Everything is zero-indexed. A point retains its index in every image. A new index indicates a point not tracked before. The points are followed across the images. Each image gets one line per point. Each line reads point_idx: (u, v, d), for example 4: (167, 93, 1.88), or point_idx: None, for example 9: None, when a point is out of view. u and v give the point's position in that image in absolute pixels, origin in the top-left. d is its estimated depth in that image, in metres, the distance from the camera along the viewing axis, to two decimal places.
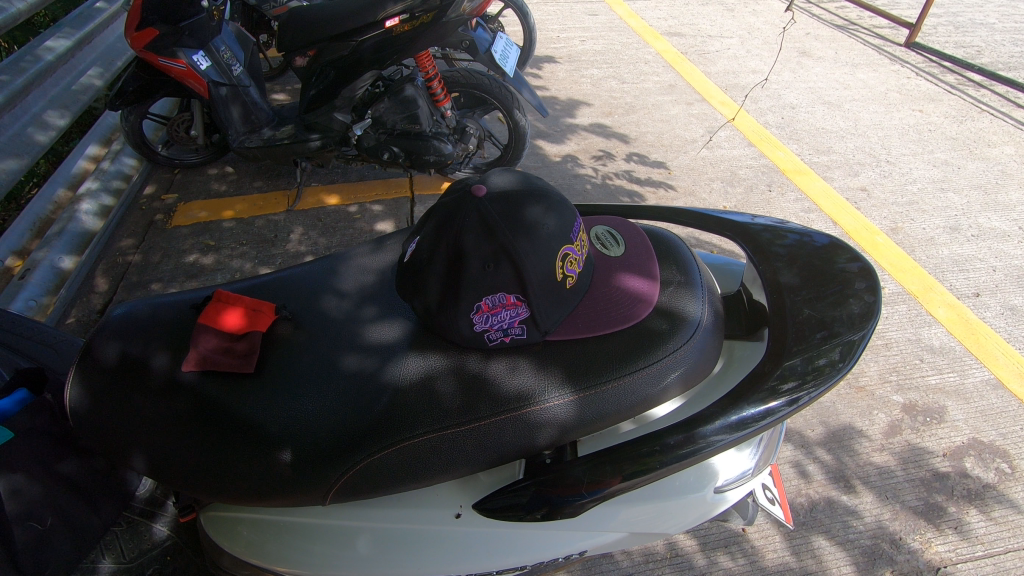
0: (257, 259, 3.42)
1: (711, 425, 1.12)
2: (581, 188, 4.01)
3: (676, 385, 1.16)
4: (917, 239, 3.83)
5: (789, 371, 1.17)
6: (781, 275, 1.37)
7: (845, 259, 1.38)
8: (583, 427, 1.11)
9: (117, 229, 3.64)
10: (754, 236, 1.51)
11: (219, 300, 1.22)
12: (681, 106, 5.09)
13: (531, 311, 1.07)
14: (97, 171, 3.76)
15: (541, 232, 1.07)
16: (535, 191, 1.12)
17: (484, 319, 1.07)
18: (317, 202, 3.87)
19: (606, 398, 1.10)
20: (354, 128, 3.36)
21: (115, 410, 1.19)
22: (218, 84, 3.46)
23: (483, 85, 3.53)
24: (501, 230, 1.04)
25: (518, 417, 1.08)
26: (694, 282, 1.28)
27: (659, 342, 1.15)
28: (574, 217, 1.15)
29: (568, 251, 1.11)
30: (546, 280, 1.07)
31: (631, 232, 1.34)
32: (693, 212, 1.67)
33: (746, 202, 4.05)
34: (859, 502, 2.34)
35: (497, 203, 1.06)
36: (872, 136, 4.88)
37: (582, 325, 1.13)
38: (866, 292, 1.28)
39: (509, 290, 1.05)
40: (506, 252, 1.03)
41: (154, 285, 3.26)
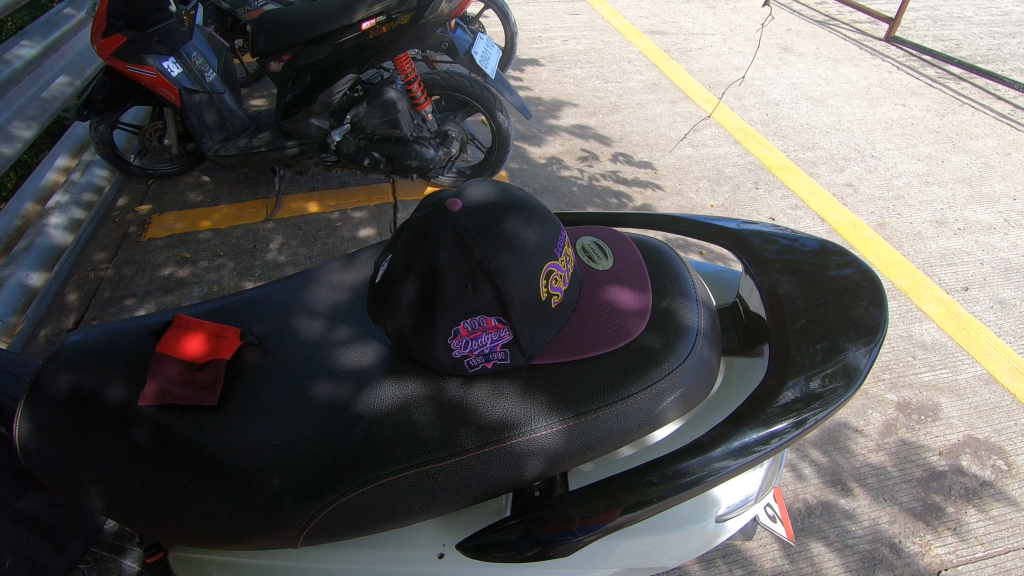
0: (235, 270, 3.32)
1: (712, 453, 1.05)
2: (567, 189, 3.95)
3: (673, 409, 1.08)
4: (905, 234, 3.82)
5: (792, 392, 1.11)
6: (779, 286, 1.30)
7: (837, 265, 1.32)
8: (575, 456, 1.03)
9: (89, 242, 3.52)
10: (747, 244, 1.44)
11: (180, 325, 1.14)
12: (666, 105, 5.05)
13: (514, 334, 1.00)
14: (68, 183, 3.65)
15: (522, 248, 0.99)
16: (515, 202, 1.05)
17: (462, 344, 1.00)
18: (297, 210, 3.76)
19: (598, 425, 1.03)
20: (333, 134, 3.27)
21: (66, 445, 1.10)
22: (191, 92, 3.35)
23: (464, 87, 3.44)
24: (478, 247, 0.96)
25: (503, 447, 1.00)
26: (690, 296, 1.21)
27: (654, 361, 1.08)
28: (559, 230, 1.09)
29: (553, 267, 1.04)
30: (529, 300, 0.99)
31: (619, 242, 1.27)
32: (682, 220, 1.60)
33: (733, 199, 4.01)
34: (856, 505, 2.30)
35: (474, 217, 0.99)
36: (856, 131, 4.88)
37: (569, 347, 1.06)
38: (873, 303, 1.22)
39: (489, 313, 0.97)
40: (485, 271, 0.96)
41: (128, 300, 3.15)
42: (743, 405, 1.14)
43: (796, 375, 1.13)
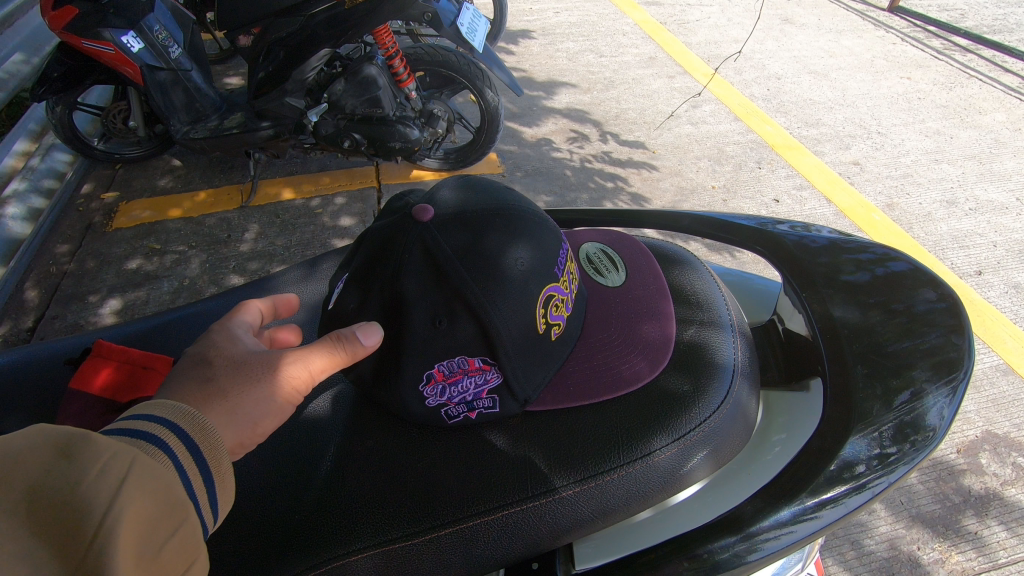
0: (208, 263, 3.09)
1: (757, 526, 0.94)
2: (560, 172, 3.73)
3: (702, 468, 0.93)
4: (914, 215, 3.64)
5: (854, 449, 0.97)
6: (834, 307, 1.14)
7: (915, 285, 1.16)
8: (585, 526, 0.88)
9: (51, 233, 3.28)
10: (791, 254, 1.27)
11: (99, 354, 0.96)
12: (663, 80, 4.81)
13: (504, 376, 0.85)
14: (26, 169, 3.41)
15: (511, 272, 0.84)
16: (503, 211, 0.88)
17: (438, 390, 0.86)
18: (273, 196, 3.53)
19: (612, 491, 0.87)
20: (309, 115, 3.02)
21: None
22: (155, 69, 3.07)
23: (450, 62, 3.18)
24: (458, 273, 0.80)
25: (494, 519, 0.84)
26: (721, 323, 1.09)
27: (681, 410, 0.93)
28: (557, 244, 0.94)
29: (553, 292, 0.91)
30: (522, 336, 0.85)
31: (633, 256, 1.16)
32: (705, 219, 1.44)
33: (735, 180, 3.81)
34: (872, 511, 2.16)
35: (455, 234, 0.83)
36: (861, 106, 4.66)
37: (573, 391, 0.93)
38: (954, 332, 1.08)
39: (472, 353, 0.83)
40: (468, 305, 0.81)
41: (92, 297, 2.91)
42: (790, 465, 1.00)
43: (861, 429, 0.99)
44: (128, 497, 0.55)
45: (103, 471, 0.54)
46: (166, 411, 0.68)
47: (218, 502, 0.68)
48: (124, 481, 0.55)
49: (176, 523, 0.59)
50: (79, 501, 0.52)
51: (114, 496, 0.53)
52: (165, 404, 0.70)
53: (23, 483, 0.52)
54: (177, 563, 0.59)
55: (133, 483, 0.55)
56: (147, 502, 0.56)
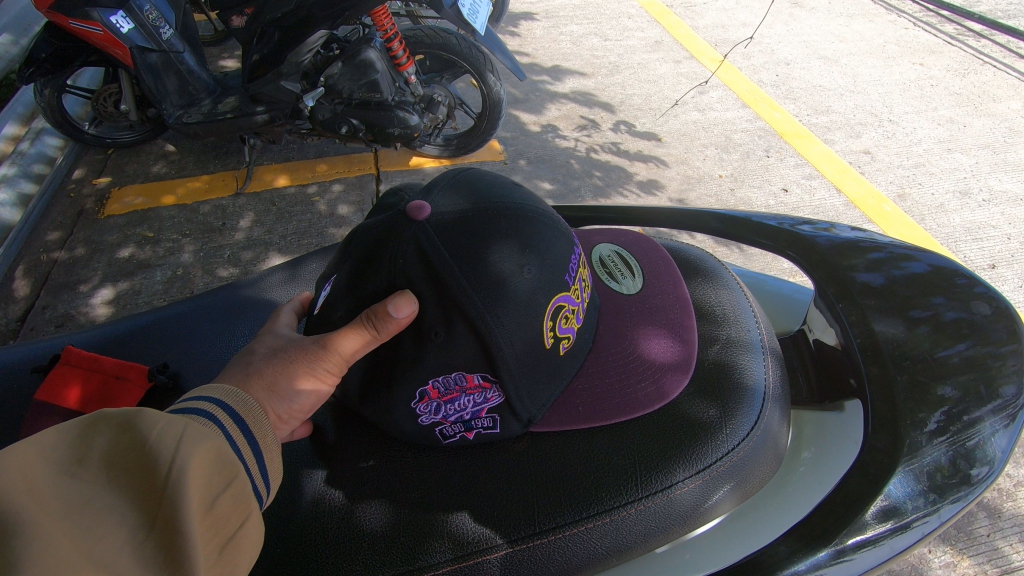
0: (202, 251, 3.01)
1: (790, 567, 0.91)
2: (564, 160, 3.63)
3: (726, 501, 0.92)
4: (927, 206, 3.55)
5: (909, 487, 0.96)
6: (874, 322, 1.10)
7: (966, 300, 1.16)
8: (600, 562, 0.86)
9: (42, 219, 3.20)
10: (823, 260, 1.24)
11: (68, 362, 0.91)
12: (669, 65, 4.68)
13: (505, 396, 0.84)
14: (15, 153, 3.31)
15: (516, 286, 0.80)
16: (508, 215, 0.83)
17: (430, 407, 0.85)
18: (269, 182, 3.44)
19: (629, 525, 0.85)
20: (305, 99, 2.91)
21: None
22: (146, 51, 2.95)
23: (451, 45, 3.08)
24: (461, 287, 0.77)
25: (509, 554, 0.82)
26: (752, 343, 1.07)
27: (704, 441, 0.91)
28: (566, 249, 0.90)
29: (563, 303, 0.87)
30: (528, 351, 0.82)
31: (651, 262, 1.17)
32: (733, 219, 1.39)
33: (743, 168, 3.71)
34: None
35: (458, 244, 0.78)
36: (872, 93, 4.54)
37: (581, 412, 0.92)
38: (1010, 353, 1.10)
39: (471, 370, 0.81)
40: (472, 322, 0.77)
41: (83, 286, 2.82)
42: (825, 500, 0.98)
43: (921, 462, 0.97)
44: (189, 454, 0.60)
45: (164, 434, 0.60)
46: (212, 393, 0.75)
47: (268, 470, 0.75)
48: (183, 441, 0.60)
49: (229, 480, 0.64)
50: (148, 461, 0.58)
51: (177, 453, 0.59)
52: (224, 390, 0.77)
53: (98, 456, 0.58)
54: (236, 516, 0.64)
55: (190, 443, 0.61)
56: (206, 460, 0.62)
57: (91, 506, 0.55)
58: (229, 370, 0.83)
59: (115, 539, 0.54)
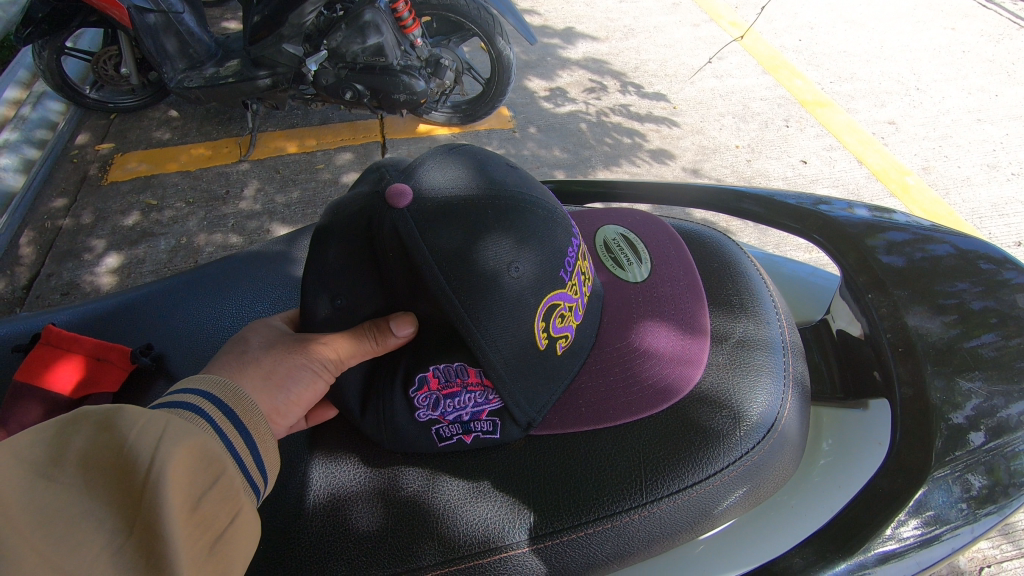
0: (206, 220, 2.97)
1: None
2: (575, 128, 3.51)
3: (739, 504, 0.88)
4: (951, 179, 3.41)
5: (943, 494, 0.90)
6: (907, 316, 1.04)
7: (1002, 291, 1.09)
8: (605, 566, 0.83)
9: (45, 185, 3.15)
10: (852, 245, 1.16)
11: (48, 342, 0.89)
12: (686, 28, 4.49)
13: (503, 401, 0.82)
14: (17, 118, 3.24)
15: (505, 285, 0.77)
16: (500, 205, 0.77)
17: (429, 399, 0.85)
18: (273, 149, 3.37)
19: (634, 531, 0.82)
20: (308, 63, 2.80)
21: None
22: (144, 12, 2.85)
23: (458, 7, 2.92)
24: (450, 290, 0.74)
25: (508, 560, 0.80)
26: (772, 340, 1.01)
27: (716, 446, 0.86)
28: (564, 240, 0.85)
29: (560, 300, 0.83)
30: (520, 353, 0.80)
31: (660, 246, 1.12)
32: (757, 197, 1.31)
33: (760, 138, 3.57)
34: None
35: (445, 240, 0.74)
36: (900, 59, 4.33)
37: (587, 415, 0.88)
38: None
39: (468, 362, 0.80)
40: (455, 330, 0.76)
41: (87, 253, 2.80)
42: (845, 510, 0.93)
43: (956, 468, 0.92)
44: (170, 451, 0.57)
45: (144, 432, 0.56)
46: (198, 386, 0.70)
47: (262, 463, 0.72)
48: (164, 438, 0.57)
49: (216, 476, 0.61)
50: (128, 459, 0.54)
51: (157, 450, 0.56)
52: (213, 381, 0.74)
53: (74, 456, 0.54)
54: (225, 512, 0.61)
55: (173, 441, 0.57)
56: (189, 456, 0.58)
57: (69, 508, 0.51)
58: (225, 359, 0.82)
59: (98, 543, 0.50)
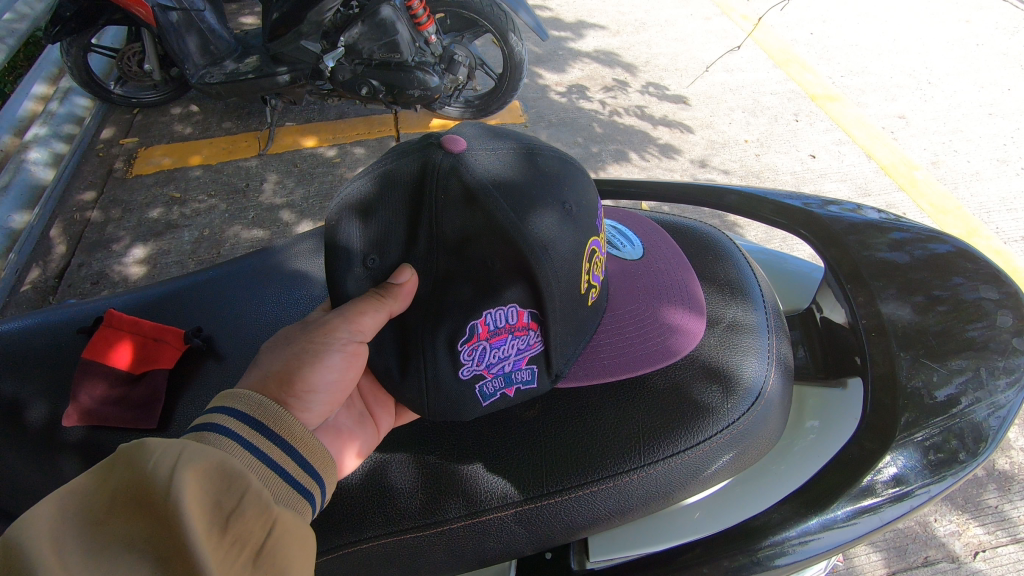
0: (228, 213, 3.07)
1: (783, 534, 0.93)
2: (586, 123, 3.57)
3: (727, 469, 0.95)
4: (960, 174, 3.43)
5: (912, 461, 0.95)
6: (881, 305, 1.10)
7: (982, 282, 1.13)
8: (606, 523, 0.91)
9: (73, 179, 3.27)
10: (836, 240, 1.23)
11: (110, 325, 1.00)
12: (698, 22, 4.52)
13: (545, 343, 0.95)
14: (45, 113, 3.35)
15: (559, 241, 0.92)
16: (545, 169, 0.94)
17: (475, 352, 0.92)
18: (291, 144, 3.46)
19: (634, 490, 0.90)
20: (325, 59, 2.89)
21: (18, 460, 0.94)
22: (167, 10, 2.94)
23: (472, 4, 2.99)
24: (520, 240, 0.87)
25: (510, 514, 0.88)
26: (757, 321, 1.09)
27: (706, 416, 0.94)
28: (592, 198, 1.03)
29: (593, 248, 1.00)
30: (568, 294, 0.94)
31: (651, 235, 1.22)
32: (753, 196, 1.40)
33: (770, 133, 3.61)
34: None
35: (505, 192, 0.87)
36: (912, 52, 4.33)
37: (607, 365, 0.99)
38: (1014, 337, 1.05)
39: (523, 305, 0.91)
40: (526, 266, 0.88)
41: (115, 245, 2.92)
42: (823, 471, 0.99)
43: (925, 430, 0.97)
44: (187, 472, 0.60)
45: (161, 458, 0.61)
46: (237, 405, 0.77)
47: (309, 465, 0.80)
48: (177, 459, 0.61)
49: (242, 489, 0.63)
50: (153, 491, 0.58)
51: (171, 472, 0.60)
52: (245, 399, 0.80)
53: (110, 495, 0.59)
54: (260, 523, 0.63)
55: (189, 468, 0.60)
56: (207, 475, 0.62)
57: (109, 542, 0.56)
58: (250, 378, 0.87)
59: (139, 574, 0.54)
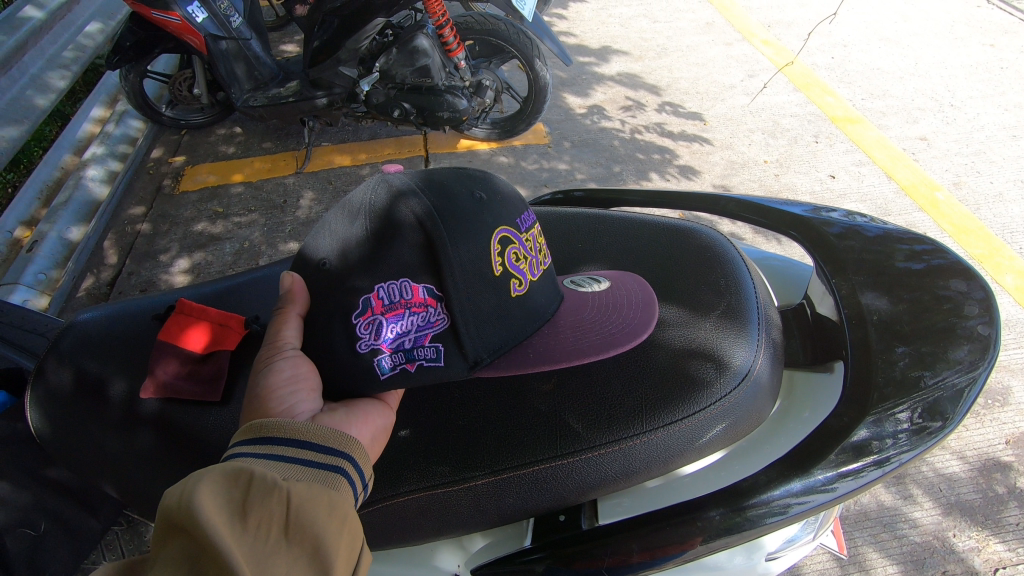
0: (266, 226, 3.26)
1: (770, 494, 1.01)
2: (608, 143, 3.70)
3: (720, 438, 1.05)
4: (984, 195, 3.43)
5: (876, 430, 1.03)
6: (861, 296, 1.19)
7: (969, 283, 1.20)
8: (611, 484, 1.01)
9: (126, 195, 3.50)
10: (825, 241, 1.32)
11: (182, 312, 1.12)
12: (719, 47, 4.64)
13: (451, 318, 0.97)
14: (102, 134, 3.57)
15: (474, 213, 1.01)
16: (467, 173, 1.09)
17: (372, 325, 0.96)
18: (326, 163, 3.66)
19: (634, 453, 1.00)
20: (361, 84, 3.08)
21: (103, 429, 1.09)
22: (218, 39, 3.15)
23: (500, 32, 3.16)
24: (438, 202, 0.97)
25: (520, 473, 0.98)
26: (747, 307, 1.18)
27: (699, 391, 1.04)
28: (519, 207, 1.12)
29: (511, 236, 1.06)
30: (479, 271, 0.99)
31: (620, 274, 1.26)
32: (747, 202, 1.50)
33: (789, 154, 3.68)
34: (917, 508, 2.00)
35: (418, 176, 1.03)
36: (934, 76, 4.37)
37: (530, 357, 1.05)
38: (981, 325, 1.13)
39: (419, 274, 0.95)
40: (433, 222, 0.95)
41: (163, 256, 3.12)
42: (803, 443, 1.07)
43: (897, 403, 1.05)
44: (199, 487, 0.62)
45: (172, 489, 0.61)
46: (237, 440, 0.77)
47: (320, 444, 0.79)
48: (186, 483, 0.62)
49: (250, 481, 0.65)
50: (176, 520, 0.59)
51: (185, 492, 0.61)
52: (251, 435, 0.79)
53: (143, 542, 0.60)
54: (277, 502, 0.65)
55: (199, 482, 0.62)
56: (220, 482, 0.64)
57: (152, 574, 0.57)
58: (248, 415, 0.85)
59: None
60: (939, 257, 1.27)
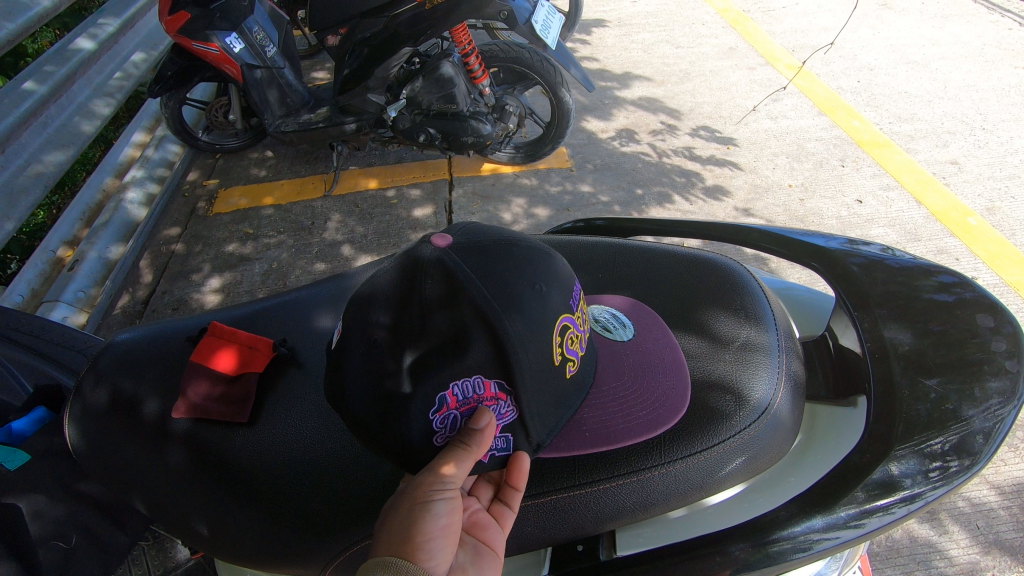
0: (294, 248, 3.34)
1: (789, 530, 1.00)
2: (630, 167, 3.72)
3: (739, 472, 1.03)
4: (1019, 220, 3.34)
5: (902, 467, 1.01)
6: (884, 330, 1.18)
7: (996, 318, 1.18)
8: (630, 517, 1.00)
9: (162, 216, 3.63)
10: (847, 274, 1.31)
11: (214, 334, 1.17)
12: (743, 71, 4.66)
13: (519, 413, 0.94)
14: (142, 158, 3.73)
15: (531, 305, 0.95)
16: (516, 248, 1.01)
17: (447, 421, 0.92)
18: (353, 186, 3.75)
19: (652, 487, 0.99)
20: (388, 110, 3.17)
21: (136, 448, 1.13)
22: (253, 67, 3.28)
23: (523, 59, 3.22)
24: (493, 300, 0.91)
25: (539, 503, 0.99)
26: (768, 342, 1.17)
27: (718, 424, 1.03)
28: (570, 280, 1.05)
29: (568, 323, 1.01)
30: (541, 366, 0.95)
31: (638, 311, 1.23)
32: (768, 232, 1.50)
33: (814, 177, 3.65)
34: (951, 542, 1.92)
35: (466, 260, 0.95)
36: (964, 99, 4.30)
37: (588, 437, 1.02)
38: (1008, 360, 1.10)
39: (488, 377, 0.91)
40: (487, 319, 0.90)
41: (195, 275, 3.22)
42: (827, 477, 1.05)
43: (923, 441, 1.03)
44: None
45: None
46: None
47: None
48: None
49: None
50: None
51: None
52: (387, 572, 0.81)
53: None
54: None
55: None
56: None
57: None
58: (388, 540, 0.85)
59: None
60: (966, 289, 1.25)
